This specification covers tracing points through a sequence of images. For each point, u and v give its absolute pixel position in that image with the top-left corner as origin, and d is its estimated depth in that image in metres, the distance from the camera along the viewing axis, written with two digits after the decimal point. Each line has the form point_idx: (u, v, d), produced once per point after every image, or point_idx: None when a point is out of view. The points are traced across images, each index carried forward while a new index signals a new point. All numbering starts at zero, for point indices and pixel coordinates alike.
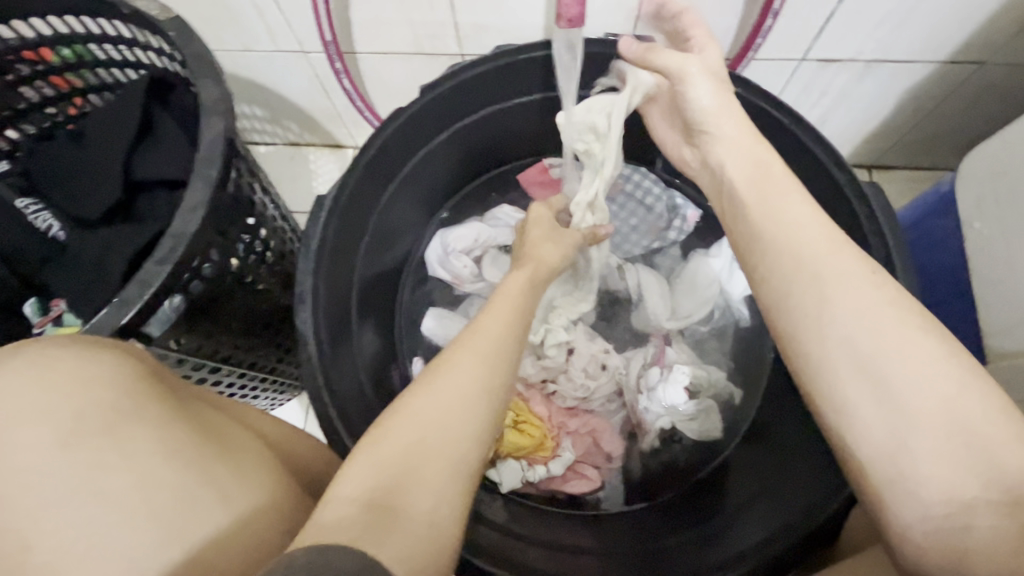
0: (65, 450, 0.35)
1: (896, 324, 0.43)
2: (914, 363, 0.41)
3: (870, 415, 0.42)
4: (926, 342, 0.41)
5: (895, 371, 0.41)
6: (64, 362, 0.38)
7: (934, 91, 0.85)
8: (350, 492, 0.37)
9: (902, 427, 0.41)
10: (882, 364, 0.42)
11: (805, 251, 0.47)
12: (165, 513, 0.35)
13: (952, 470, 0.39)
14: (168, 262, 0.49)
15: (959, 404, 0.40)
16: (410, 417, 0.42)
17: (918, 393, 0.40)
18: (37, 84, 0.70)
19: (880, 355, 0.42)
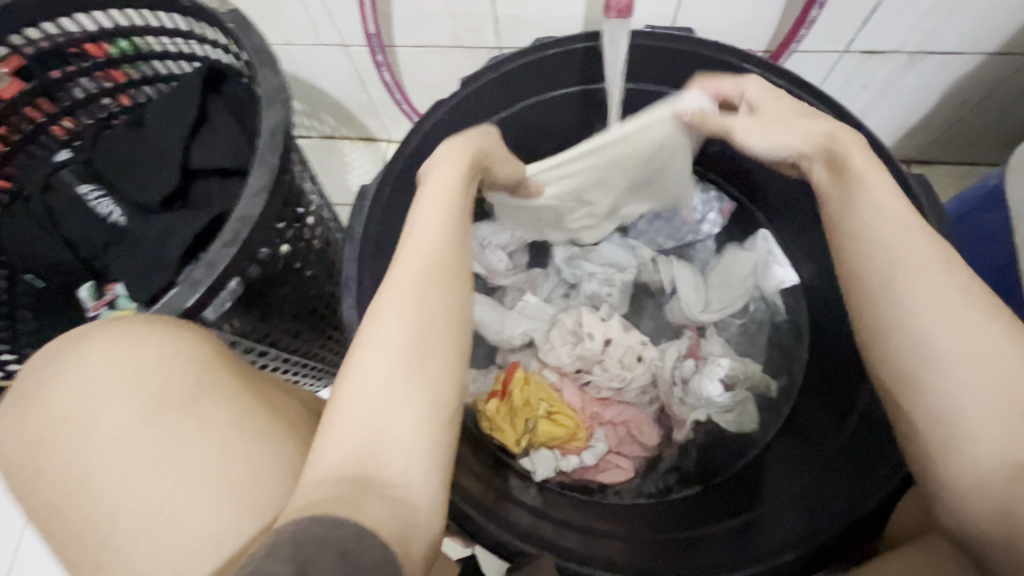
0: (153, 422, 0.38)
1: (963, 308, 0.44)
2: (971, 341, 0.43)
3: (928, 382, 0.44)
4: (987, 325, 0.44)
5: (958, 346, 0.44)
6: (148, 340, 0.41)
7: (980, 84, 0.83)
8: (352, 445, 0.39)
9: (961, 391, 0.43)
10: (931, 338, 0.45)
11: (893, 243, 0.48)
12: (241, 483, 0.37)
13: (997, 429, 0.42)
14: (233, 246, 0.51)
15: (1015, 376, 0.42)
16: (384, 353, 0.43)
17: (977, 361, 0.43)
18: (95, 76, 0.73)
19: (951, 332, 0.44)
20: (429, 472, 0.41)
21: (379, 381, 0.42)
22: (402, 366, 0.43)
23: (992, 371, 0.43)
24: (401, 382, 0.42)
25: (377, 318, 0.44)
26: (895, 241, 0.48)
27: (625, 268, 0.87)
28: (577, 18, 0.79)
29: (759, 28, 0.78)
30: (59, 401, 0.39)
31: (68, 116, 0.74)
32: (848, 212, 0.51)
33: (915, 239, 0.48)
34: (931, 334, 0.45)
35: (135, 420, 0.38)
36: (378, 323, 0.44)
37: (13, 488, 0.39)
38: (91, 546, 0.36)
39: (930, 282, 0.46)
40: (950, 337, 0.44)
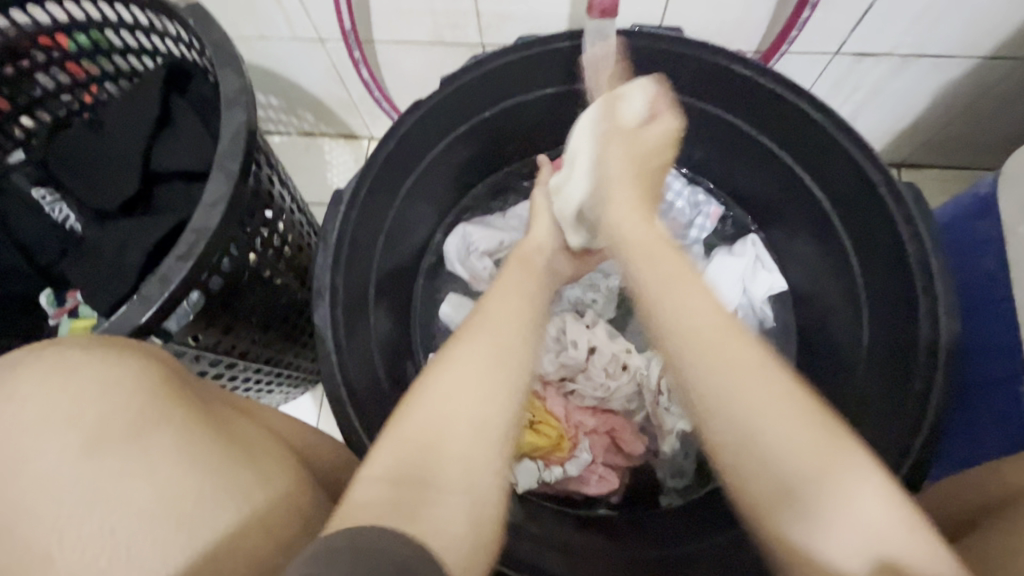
0: (90, 457, 0.36)
1: (789, 420, 0.37)
2: (793, 458, 0.36)
3: (777, 525, 0.36)
4: (810, 441, 0.37)
5: (785, 469, 0.37)
6: (86, 368, 0.38)
7: (972, 88, 0.81)
8: (389, 468, 0.39)
9: (810, 535, 0.35)
10: (766, 462, 0.37)
11: (701, 332, 0.40)
12: (190, 523, 0.35)
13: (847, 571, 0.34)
14: (189, 259, 0.48)
15: (856, 501, 0.35)
16: (430, 394, 0.42)
17: (811, 486, 0.36)
18: (52, 71, 0.69)
19: (770, 455, 0.37)
20: (468, 513, 0.38)
21: (417, 419, 0.41)
22: (438, 410, 0.41)
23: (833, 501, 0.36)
24: (438, 424, 0.41)
25: (441, 362, 0.45)
26: (714, 334, 0.40)
27: (610, 274, 0.85)
28: (562, 16, 0.76)
29: (748, 29, 0.75)
30: None
31: (26, 114, 0.70)
32: (660, 298, 0.42)
33: (733, 338, 0.40)
34: (755, 460, 0.37)
35: (72, 455, 0.36)
36: (438, 366, 0.45)
37: None
38: None
39: (750, 390, 0.38)
40: (782, 458, 0.37)
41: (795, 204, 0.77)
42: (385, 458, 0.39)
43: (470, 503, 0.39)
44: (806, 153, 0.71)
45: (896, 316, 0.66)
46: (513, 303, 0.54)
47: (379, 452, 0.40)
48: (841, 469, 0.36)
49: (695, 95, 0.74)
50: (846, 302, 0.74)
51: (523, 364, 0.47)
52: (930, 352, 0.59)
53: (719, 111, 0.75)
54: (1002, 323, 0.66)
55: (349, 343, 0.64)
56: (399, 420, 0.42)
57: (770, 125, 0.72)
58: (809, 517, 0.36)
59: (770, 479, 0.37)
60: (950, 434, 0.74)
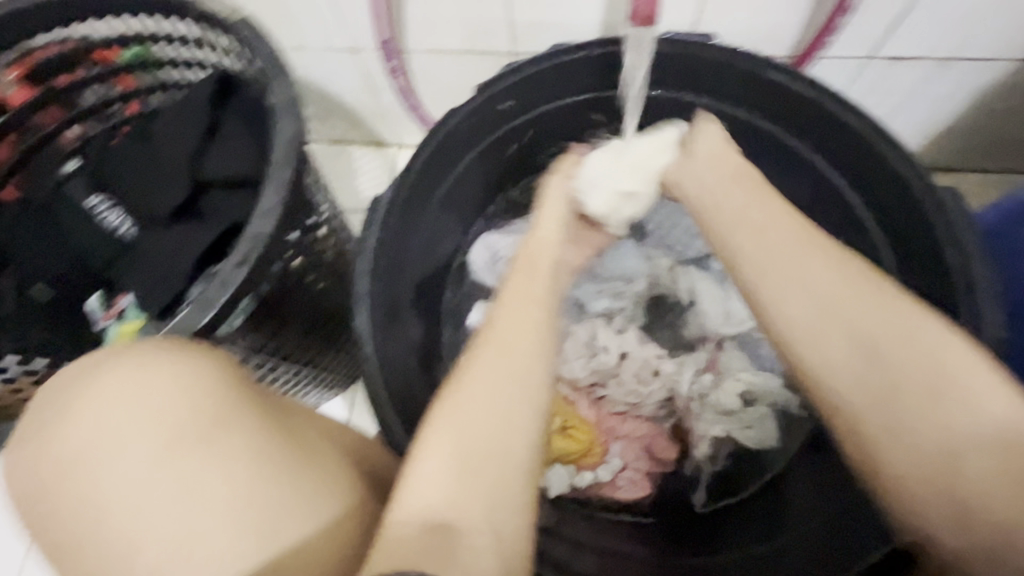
0: (168, 455, 0.38)
1: (884, 331, 0.48)
2: (891, 360, 0.47)
3: (896, 414, 0.47)
4: (905, 347, 0.47)
5: (887, 369, 0.47)
6: (158, 369, 0.40)
7: (1011, 90, 0.80)
8: (421, 508, 0.40)
9: (919, 418, 0.46)
10: (878, 373, 0.48)
11: (775, 267, 0.52)
12: (262, 519, 0.37)
13: (942, 422, 0.46)
14: (244, 264, 0.49)
15: (969, 380, 0.46)
16: (457, 432, 0.43)
17: (934, 370, 0.46)
18: (103, 84, 0.72)
19: (871, 357, 0.48)
20: (497, 553, 0.39)
21: (438, 463, 0.42)
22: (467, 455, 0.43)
23: (940, 389, 0.46)
24: (466, 458, 0.42)
25: (460, 390, 0.46)
26: (808, 274, 0.51)
27: (633, 279, 0.85)
28: (595, 23, 0.77)
29: (781, 36, 0.75)
30: (73, 433, 0.39)
31: (77, 123, 0.73)
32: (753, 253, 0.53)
33: (817, 277, 0.51)
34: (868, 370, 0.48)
35: (149, 456, 0.38)
36: (459, 401, 0.45)
37: (33, 514, 0.39)
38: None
39: (849, 316, 0.49)
40: (895, 352, 0.47)
41: (829, 209, 0.77)
42: (415, 492, 0.41)
43: (499, 540, 0.40)
44: (842, 159, 0.70)
45: None
46: (529, 314, 0.51)
47: (408, 486, 0.41)
48: (940, 353, 0.47)
49: (727, 102, 0.74)
50: None
51: (529, 390, 0.47)
52: None
53: (751, 118, 0.74)
54: None
55: (386, 347, 0.65)
56: (424, 453, 0.42)
57: (805, 130, 0.72)
58: (909, 397, 0.47)
59: (872, 364, 0.48)
60: None
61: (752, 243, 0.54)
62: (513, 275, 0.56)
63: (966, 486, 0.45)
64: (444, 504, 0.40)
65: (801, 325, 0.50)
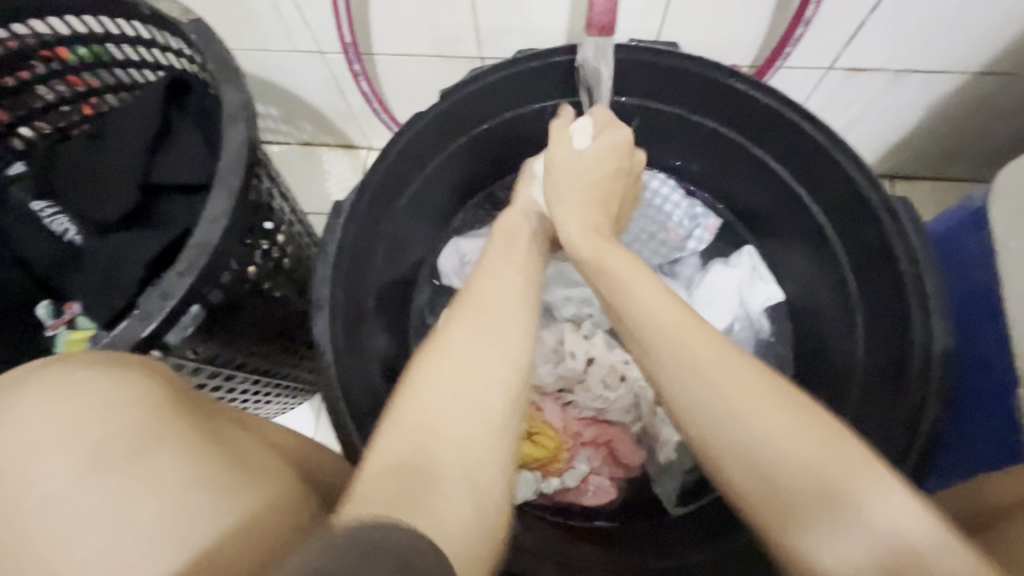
0: (92, 475, 0.36)
1: (769, 417, 0.39)
2: (783, 461, 0.38)
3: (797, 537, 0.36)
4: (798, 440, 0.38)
5: (778, 471, 0.38)
6: (88, 389, 0.39)
7: (963, 101, 0.83)
8: (397, 459, 0.39)
9: (822, 541, 0.36)
10: (768, 476, 0.38)
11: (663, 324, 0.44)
12: (190, 540, 0.35)
13: (841, 550, 0.35)
14: (190, 273, 0.48)
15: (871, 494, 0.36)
16: (430, 385, 0.43)
17: (843, 489, 0.36)
18: (53, 83, 0.70)
19: (759, 453, 0.38)
20: (473, 507, 0.38)
21: (410, 413, 0.41)
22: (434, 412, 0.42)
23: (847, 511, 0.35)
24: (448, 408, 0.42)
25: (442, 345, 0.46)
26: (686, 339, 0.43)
27: None
28: (561, 30, 0.77)
29: (743, 46, 0.77)
30: None
31: (25, 124, 0.71)
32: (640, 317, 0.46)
33: (693, 340, 0.43)
34: (755, 473, 0.38)
35: (73, 476, 0.36)
36: (437, 354, 0.46)
37: None
38: None
39: (732, 393, 0.40)
40: (803, 463, 0.37)
41: (790, 216, 0.78)
42: (395, 445, 0.39)
43: (474, 491, 0.39)
44: (802, 167, 0.72)
45: (889, 331, 0.67)
46: (509, 288, 0.54)
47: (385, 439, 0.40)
48: (853, 477, 0.36)
49: (690, 109, 0.75)
50: (841, 313, 0.75)
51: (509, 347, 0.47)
52: (923, 365, 0.60)
53: (713, 126, 0.75)
54: (996, 336, 0.67)
55: (347, 355, 0.64)
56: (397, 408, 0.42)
57: (765, 139, 0.73)
58: (826, 532, 0.36)
59: (784, 476, 0.37)
60: (946, 446, 0.75)
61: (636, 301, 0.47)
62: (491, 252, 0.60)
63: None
64: (420, 452, 0.39)
65: (719, 429, 0.40)
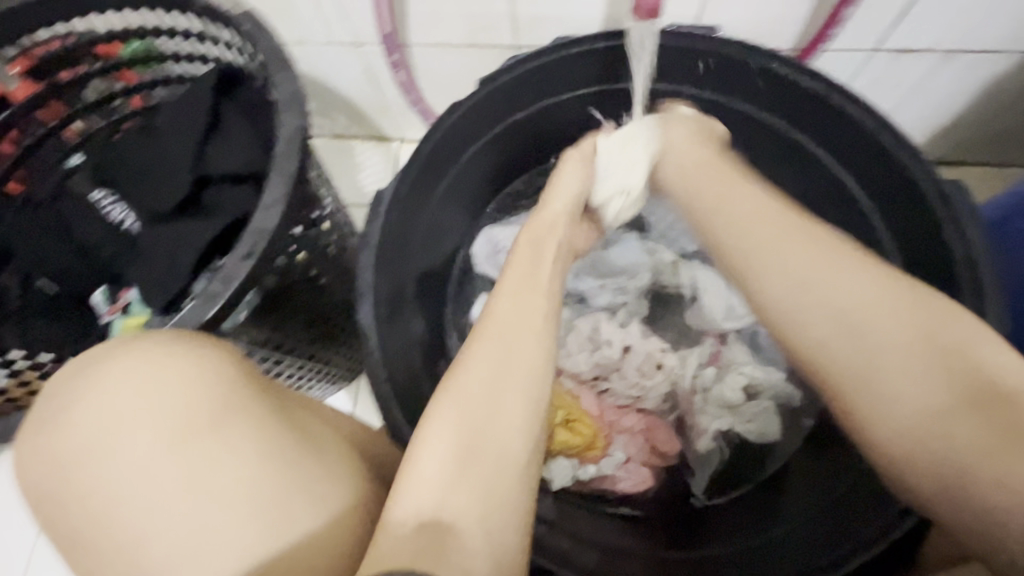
0: (175, 445, 0.38)
1: (862, 299, 0.47)
2: (872, 333, 0.46)
3: (891, 394, 0.45)
4: (888, 315, 0.46)
5: (867, 340, 0.46)
6: (163, 365, 0.40)
7: (1017, 82, 0.80)
8: (423, 507, 0.39)
9: (921, 395, 0.44)
10: (858, 345, 0.47)
11: (758, 225, 0.53)
12: (267, 510, 0.37)
13: (935, 383, 0.44)
14: (250, 258, 0.50)
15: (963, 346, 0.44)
16: (461, 411, 0.44)
17: (942, 337, 0.45)
18: (106, 77, 0.72)
19: (854, 328, 0.47)
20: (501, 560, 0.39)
21: (443, 450, 0.42)
22: (475, 426, 0.43)
23: (937, 363, 0.45)
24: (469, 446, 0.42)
25: (459, 378, 0.46)
26: (783, 242, 0.51)
27: (637, 273, 0.85)
28: (598, 16, 0.77)
29: (786, 29, 0.75)
30: (79, 423, 0.39)
31: (79, 119, 0.73)
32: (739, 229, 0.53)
33: (787, 241, 0.51)
34: (848, 345, 0.47)
35: (156, 448, 0.38)
36: (461, 381, 0.46)
37: (38, 503, 0.40)
38: (125, 564, 0.37)
39: (829, 283, 0.49)
40: (906, 324, 0.46)
41: (833, 202, 0.77)
42: (418, 493, 0.40)
43: (496, 538, 0.40)
44: (847, 152, 0.70)
45: None
46: (527, 303, 0.52)
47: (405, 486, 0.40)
48: (954, 328, 0.45)
49: (731, 95, 0.74)
50: None
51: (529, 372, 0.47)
52: None
53: (754, 111, 0.74)
54: None
55: (390, 341, 0.65)
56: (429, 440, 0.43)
57: (809, 123, 0.71)
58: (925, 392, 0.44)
59: (890, 337, 0.46)
60: None
61: (728, 213, 0.55)
62: (513, 264, 0.57)
63: (949, 458, 0.43)
64: (446, 496, 0.40)
65: (810, 317, 0.49)
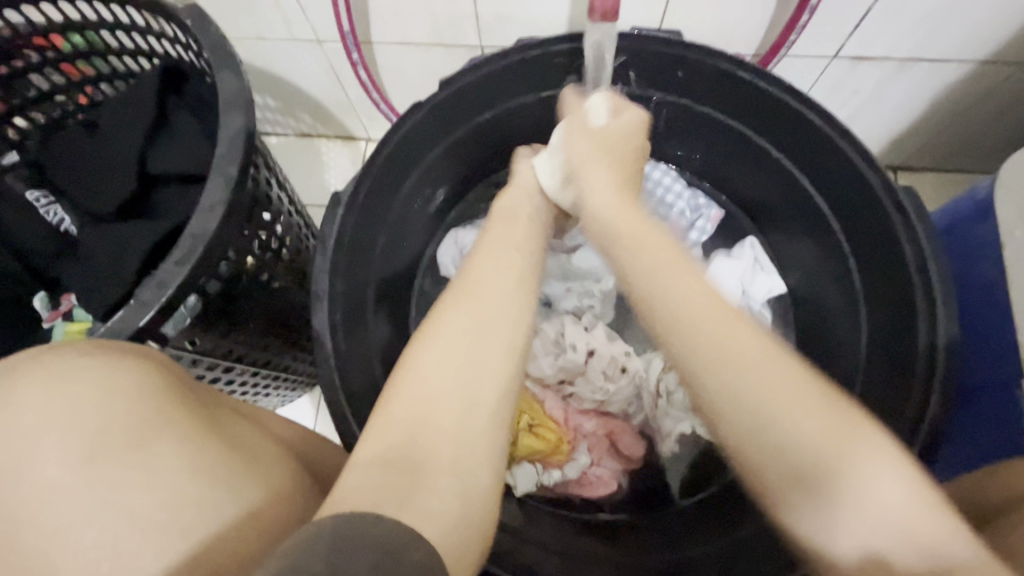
0: (88, 467, 0.35)
1: (772, 377, 0.38)
2: (777, 422, 0.37)
3: (792, 502, 0.37)
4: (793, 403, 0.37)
5: (773, 429, 0.37)
6: (80, 382, 0.38)
7: (969, 91, 0.82)
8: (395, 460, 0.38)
9: (819, 514, 0.36)
10: (767, 433, 0.37)
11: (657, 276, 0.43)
12: (193, 530, 0.35)
13: (829, 511, 0.35)
14: (187, 262, 0.48)
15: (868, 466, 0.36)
16: (440, 359, 0.42)
17: (844, 470, 0.36)
18: (47, 72, 0.69)
19: (758, 411, 0.37)
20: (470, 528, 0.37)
21: (426, 399, 0.40)
22: (455, 378, 0.42)
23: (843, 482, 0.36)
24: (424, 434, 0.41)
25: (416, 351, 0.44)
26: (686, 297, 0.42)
27: (603, 277, 0.84)
28: (562, 17, 0.76)
29: (747, 34, 0.76)
30: None
31: (18, 115, 0.69)
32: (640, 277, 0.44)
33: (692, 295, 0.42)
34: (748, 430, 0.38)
35: (73, 465, 0.36)
36: (438, 336, 0.44)
37: None
38: None
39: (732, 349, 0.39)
40: (816, 449, 0.36)
41: (793, 207, 0.77)
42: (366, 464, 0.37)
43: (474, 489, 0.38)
44: (805, 157, 0.71)
45: (893, 323, 0.66)
46: (503, 260, 0.52)
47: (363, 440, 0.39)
48: (866, 460, 0.36)
49: (694, 99, 0.74)
50: (845, 305, 0.74)
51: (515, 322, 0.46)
52: (929, 357, 0.59)
53: (716, 116, 0.74)
54: (1002, 327, 0.66)
55: (347, 347, 0.63)
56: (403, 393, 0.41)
57: (768, 128, 0.72)
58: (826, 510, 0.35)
59: (809, 478, 0.36)
60: (949, 439, 0.75)
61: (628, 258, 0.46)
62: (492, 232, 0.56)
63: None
64: None
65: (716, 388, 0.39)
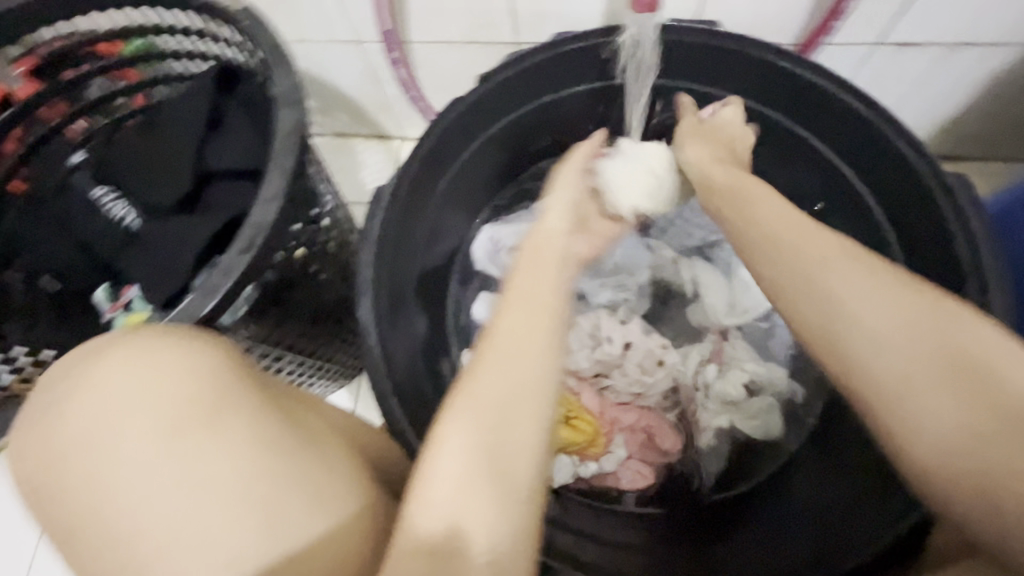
0: (169, 439, 0.38)
1: (896, 300, 0.46)
2: (904, 330, 0.45)
3: (932, 396, 0.43)
4: (918, 313, 0.45)
5: (906, 348, 0.45)
6: (157, 358, 0.41)
7: (1022, 75, 0.79)
8: (441, 479, 0.39)
9: (956, 404, 0.43)
10: (905, 350, 0.45)
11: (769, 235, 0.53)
12: (263, 504, 0.37)
13: (972, 403, 0.43)
14: (247, 253, 0.50)
15: (1003, 351, 0.43)
16: (479, 386, 0.42)
17: (980, 353, 0.43)
18: (109, 76, 0.73)
19: (880, 329, 0.46)
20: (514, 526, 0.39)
21: (456, 434, 0.41)
22: (489, 401, 0.42)
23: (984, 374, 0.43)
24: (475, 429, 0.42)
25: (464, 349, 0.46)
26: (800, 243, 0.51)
27: (637, 271, 0.85)
28: (598, 11, 0.76)
29: (786, 23, 0.75)
30: (75, 416, 0.39)
31: (82, 117, 0.74)
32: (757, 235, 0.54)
33: (806, 236, 0.51)
34: (882, 346, 0.45)
35: (152, 438, 0.38)
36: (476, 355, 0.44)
37: (35, 499, 0.40)
38: (121, 557, 0.37)
39: (849, 276, 0.48)
40: (950, 334, 0.44)
41: (836, 198, 0.76)
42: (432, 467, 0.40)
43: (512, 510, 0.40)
44: (848, 145, 0.70)
45: None
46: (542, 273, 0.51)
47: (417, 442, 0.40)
48: (995, 351, 0.43)
49: (734, 90, 0.73)
50: None
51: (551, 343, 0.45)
52: None
53: (756, 106, 0.74)
54: None
55: (391, 337, 0.65)
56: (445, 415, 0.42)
57: (809, 116, 0.71)
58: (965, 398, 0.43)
59: (953, 369, 0.43)
60: None
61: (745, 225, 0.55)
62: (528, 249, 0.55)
63: (973, 471, 0.41)
64: (458, 495, 0.39)
65: (858, 312, 0.47)
